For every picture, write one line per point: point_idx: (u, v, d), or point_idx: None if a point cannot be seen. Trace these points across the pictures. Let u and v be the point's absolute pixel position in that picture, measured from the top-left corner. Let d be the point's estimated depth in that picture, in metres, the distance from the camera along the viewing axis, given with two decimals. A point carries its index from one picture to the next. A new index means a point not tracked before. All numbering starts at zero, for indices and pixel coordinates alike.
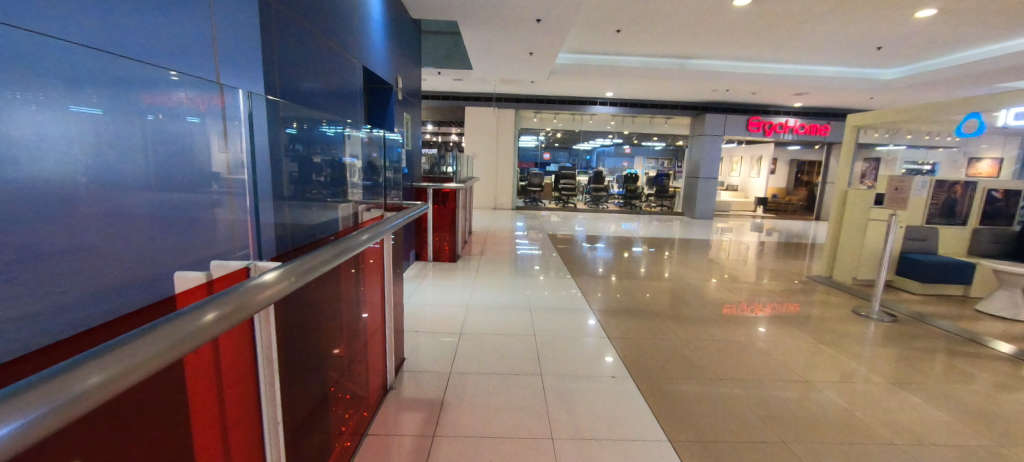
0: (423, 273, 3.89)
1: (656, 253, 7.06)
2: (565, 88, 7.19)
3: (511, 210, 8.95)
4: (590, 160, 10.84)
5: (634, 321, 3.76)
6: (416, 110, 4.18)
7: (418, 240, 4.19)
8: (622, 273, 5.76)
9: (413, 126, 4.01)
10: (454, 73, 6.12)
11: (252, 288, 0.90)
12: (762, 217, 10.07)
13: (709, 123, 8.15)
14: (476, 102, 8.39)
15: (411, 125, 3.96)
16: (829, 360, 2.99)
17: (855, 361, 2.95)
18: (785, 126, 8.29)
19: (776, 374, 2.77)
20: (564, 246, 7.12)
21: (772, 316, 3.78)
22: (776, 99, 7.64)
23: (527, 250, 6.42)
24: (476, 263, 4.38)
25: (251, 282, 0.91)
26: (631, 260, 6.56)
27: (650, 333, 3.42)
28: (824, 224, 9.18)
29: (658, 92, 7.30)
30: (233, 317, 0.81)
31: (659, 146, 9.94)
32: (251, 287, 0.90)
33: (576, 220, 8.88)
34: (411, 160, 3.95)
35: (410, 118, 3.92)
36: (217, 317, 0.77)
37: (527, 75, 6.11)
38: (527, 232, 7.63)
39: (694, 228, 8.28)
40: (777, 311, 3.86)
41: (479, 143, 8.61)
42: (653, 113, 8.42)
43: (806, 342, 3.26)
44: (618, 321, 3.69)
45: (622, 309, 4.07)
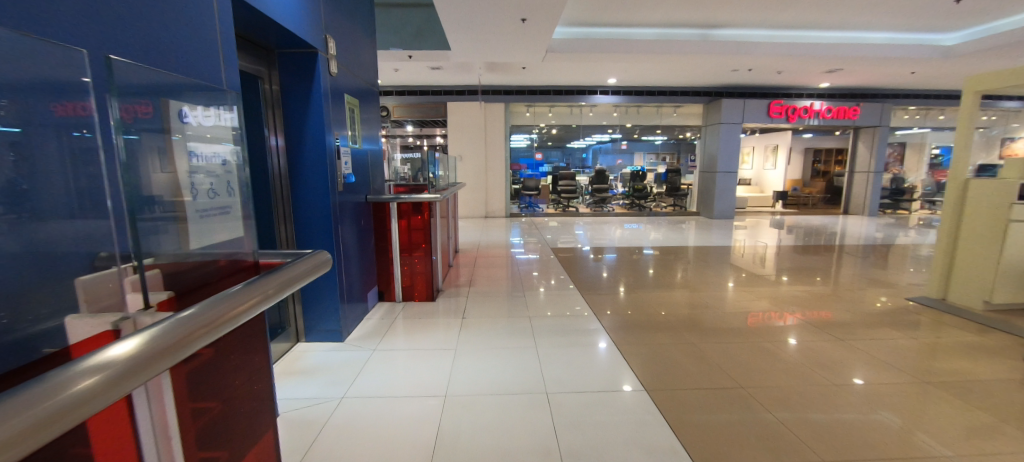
0: (389, 322, 2.63)
1: (677, 261, 6.02)
2: (562, 72, 6.19)
3: (504, 217, 7.88)
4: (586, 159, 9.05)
5: (669, 342, 2.76)
6: (375, 105, 3.04)
7: (380, 271, 2.96)
8: (642, 287, 4.72)
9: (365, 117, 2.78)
10: (429, 58, 5.07)
11: (131, 347, 0.53)
12: (782, 213, 9.09)
13: (726, 110, 7.17)
14: (459, 97, 7.35)
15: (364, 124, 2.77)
16: (952, 407, 2.02)
17: (976, 408, 1.99)
18: (810, 110, 7.33)
19: (865, 429, 1.82)
20: (569, 258, 6.04)
21: (848, 340, 2.78)
22: (801, 80, 6.72)
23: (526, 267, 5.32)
24: (466, 302, 3.13)
25: (127, 340, 0.54)
26: (650, 269, 5.56)
27: (685, 355, 2.56)
28: (854, 218, 8.19)
29: (667, 74, 6.37)
30: (118, 385, 0.50)
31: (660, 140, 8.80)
32: (130, 344, 0.53)
33: (578, 226, 7.85)
34: (365, 172, 2.75)
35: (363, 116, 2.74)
36: (95, 386, 0.48)
37: (518, 57, 5.10)
38: (524, 244, 6.55)
39: (713, 231, 7.28)
40: (851, 334, 2.87)
41: (465, 143, 7.57)
42: (661, 101, 7.45)
43: (909, 378, 2.28)
44: (659, 351, 2.58)
45: (653, 332, 2.98)
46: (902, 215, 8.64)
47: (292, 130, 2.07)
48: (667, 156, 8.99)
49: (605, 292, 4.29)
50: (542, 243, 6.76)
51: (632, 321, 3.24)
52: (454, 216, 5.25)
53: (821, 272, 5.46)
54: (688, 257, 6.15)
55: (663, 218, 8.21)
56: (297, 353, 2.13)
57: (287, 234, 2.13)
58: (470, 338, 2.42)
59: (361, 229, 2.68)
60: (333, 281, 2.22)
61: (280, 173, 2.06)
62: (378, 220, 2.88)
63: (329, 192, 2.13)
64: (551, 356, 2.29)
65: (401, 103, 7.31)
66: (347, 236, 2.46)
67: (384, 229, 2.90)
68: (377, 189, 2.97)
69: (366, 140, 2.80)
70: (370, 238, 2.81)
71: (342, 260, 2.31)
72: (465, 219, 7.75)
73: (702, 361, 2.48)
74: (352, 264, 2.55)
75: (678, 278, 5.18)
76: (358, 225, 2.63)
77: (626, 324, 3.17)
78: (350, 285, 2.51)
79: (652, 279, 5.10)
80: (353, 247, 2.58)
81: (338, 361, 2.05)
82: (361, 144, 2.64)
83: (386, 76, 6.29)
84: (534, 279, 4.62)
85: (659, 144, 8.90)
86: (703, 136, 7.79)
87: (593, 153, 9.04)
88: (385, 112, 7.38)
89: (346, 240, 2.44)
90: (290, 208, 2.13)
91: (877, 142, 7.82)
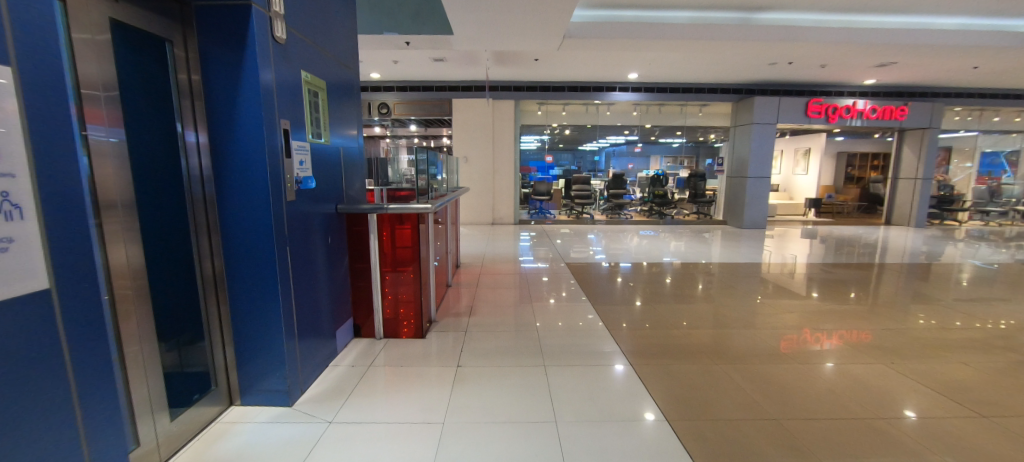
0: (363, 369, 2.02)
1: (706, 275, 5.36)
2: (579, 64, 5.60)
3: (513, 224, 7.29)
4: (598, 162, 8.24)
5: (733, 405, 2.09)
6: (356, 92, 2.45)
7: (354, 295, 2.34)
8: (671, 307, 4.09)
9: (339, 106, 2.18)
10: (429, 46, 4.49)
11: None
12: (815, 222, 8.35)
13: (759, 108, 6.50)
14: (466, 93, 6.78)
15: (338, 115, 2.16)
16: None
17: None
18: (852, 110, 6.63)
19: None
20: (584, 270, 5.43)
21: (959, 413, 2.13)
22: (845, 75, 6.04)
23: (536, 281, 4.73)
24: (466, 338, 2.50)
25: None
26: (677, 285, 4.91)
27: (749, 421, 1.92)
28: (898, 229, 7.43)
29: (696, 67, 5.75)
30: None
31: (678, 142, 7.94)
32: None
33: (593, 235, 7.23)
34: (338, 176, 2.14)
35: (336, 104, 2.13)
36: None
37: (530, 46, 4.52)
38: (534, 255, 5.96)
39: (743, 242, 6.60)
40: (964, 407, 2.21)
41: (471, 143, 7.01)
42: (686, 99, 6.80)
43: None
44: (720, 418, 1.92)
45: (702, 386, 2.31)
46: (950, 226, 7.87)
47: (219, 119, 1.50)
48: (686, 159, 8.03)
49: (629, 317, 3.66)
50: (555, 253, 6.17)
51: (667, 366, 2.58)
52: (455, 225, 4.64)
53: (873, 290, 4.78)
54: (719, 272, 5.49)
55: (686, 227, 7.55)
56: (223, 427, 1.55)
57: (214, 261, 1.56)
58: (466, 404, 1.80)
59: (330, 247, 2.08)
60: (277, 323, 1.62)
61: (200, 178, 1.50)
62: (354, 234, 2.27)
63: (267, 205, 1.52)
64: (577, 434, 1.65)
65: (402, 99, 6.73)
66: (308, 259, 1.86)
67: (363, 242, 2.29)
68: (356, 195, 2.36)
69: (340, 136, 2.19)
70: (343, 258, 2.21)
71: (295, 293, 1.71)
72: (470, 225, 7.17)
73: (772, 432, 1.84)
74: (315, 294, 1.94)
75: (711, 294, 4.55)
76: (325, 243, 2.03)
77: (663, 372, 2.50)
78: (313, 323, 1.91)
79: (682, 297, 4.46)
80: (319, 273, 1.97)
81: (276, 443, 1.46)
82: (331, 140, 2.04)
83: (386, 68, 5.74)
84: (546, 299, 4.00)
85: (676, 147, 7.98)
86: (732, 138, 7.11)
87: (606, 156, 8.20)
88: (385, 109, 6.78)
89: (306, 264, 1.83)
90: (218, 224, 1.55)
91: (925, 145, 7.09)
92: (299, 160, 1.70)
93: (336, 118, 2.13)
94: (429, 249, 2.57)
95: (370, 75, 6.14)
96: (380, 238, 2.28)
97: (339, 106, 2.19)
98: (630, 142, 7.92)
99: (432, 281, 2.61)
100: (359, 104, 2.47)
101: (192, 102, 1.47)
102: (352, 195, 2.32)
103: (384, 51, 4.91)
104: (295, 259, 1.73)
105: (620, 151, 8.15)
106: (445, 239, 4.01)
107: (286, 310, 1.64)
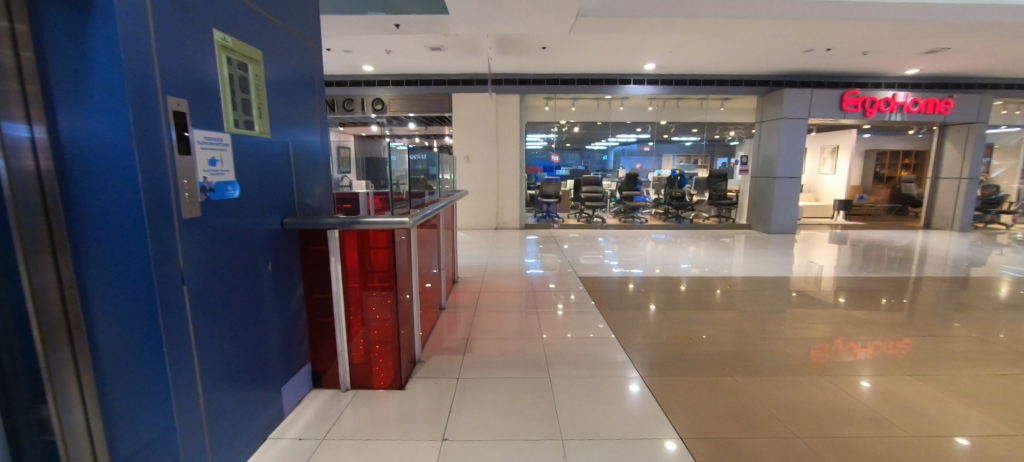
0: (316, 443, 1.51)
1: (735, 287, 4.77)
2: (592, 50, 5.03)
3: (518, 229, 6.74)
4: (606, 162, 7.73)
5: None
6: (319, 75, 1.92)
7: (314, 333, 1.81)
8: (703, 324, 3.52)
9: (289, 90, 1.65)
10: (424, 30, 3.97)
11: None
12: (846, 226, 7.71)
13: (790, 102, 5.91)
14: (467, 87, 6.24)
15: (287, 100, 1.63)
16: None
17: None
18: (892, 103, 6.04)
19: None
20: (597, 281, 4.87)
21: None
22: (888, 64, 5.43)
23: (544, 295, 4.18)
24: (459, 387, 1.96)
25: None
26: (705, 298, 4.32)
27: None
28: (939, 233, 6.78)
29: (722, 54, 5.18)
30: None
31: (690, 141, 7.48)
32: None
33: (604, 241, 6.66)
34: (286, 181, 1.61)
35: (283, 86, 1.60)
36: None
37: (538, 29, 3.97)
38: (542, 264, 5.40)
39: (771, 248, 6.01)
40: None
41: (473, 141, 6.46)
42: (708, 92, 6.22)
43: None
44: None
45: (753, 443, 1.77)
46: (996, 229, 7.20)
47: (70, 98, 0.95)
48: (698, 159, 7.52)
49: (645, 334, 3.16)
50: (564, 261, 5.62)
51: (712, 410, 2.03)
52: (451, 234, 4.09)
53: (931, 304, 4.18)
54: (749, 282, 4.90)
55: (706, 231, 6.96)
56: None
57: (75, 317, 0.98)
58: None
59: (272, 276, 1.55)
60: (163, 394, 1.12)
61: (39, 188, 0.91)
62: (311, 253, 1.73)
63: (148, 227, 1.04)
64: None
65: (398, 95, 6.20)
66: (232, 294, 1.33)
67: (324, 265, 1.75)
68: (317, 205, 1.82)
69: (290, 129, 1.66)
70: (294, 287, 1.68)
71: (199, 346, 1.20)
72: (472, 231, 6.62)
73: None
74: (246, 342, 1.41)
75: (745, 309, 3.97)
76: (264, 271, 1.50)
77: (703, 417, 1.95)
78: (240, 382, 1.38)
79: (711, 311, 3.89)
80: (253, 312, 1.44)
81: None
82: (272, 133, 1.51)
83: (379, 60, 5.23)
84: (555, 319, 3.44)
85: (689, 145, 7.48)
86: (758, 134, 6.50)
87: (615, 156, 7.65)
88: (380, 105, 6.23)
89: (227, 302, 1.31)
90: (73, 258, 0.98)
91: (971, 141, 6.45)
92: (207, 158, 1.19)
93: (283, 104, 1.60)
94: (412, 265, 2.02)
95: (362, 68, 5.62)
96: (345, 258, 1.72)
97: (291, 90, 1.66)
98: (641, 140, 7.35)
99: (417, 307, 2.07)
100: (322, 90, 1.94)
101: (21, 76, 0.88)
102: (310, 204, 1.78)
103: (375, 37, 4.41)
104: (202, 297, 1.21)
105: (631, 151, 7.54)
106: (438, 250, 3.45)
107: (178, 373, 1.13)
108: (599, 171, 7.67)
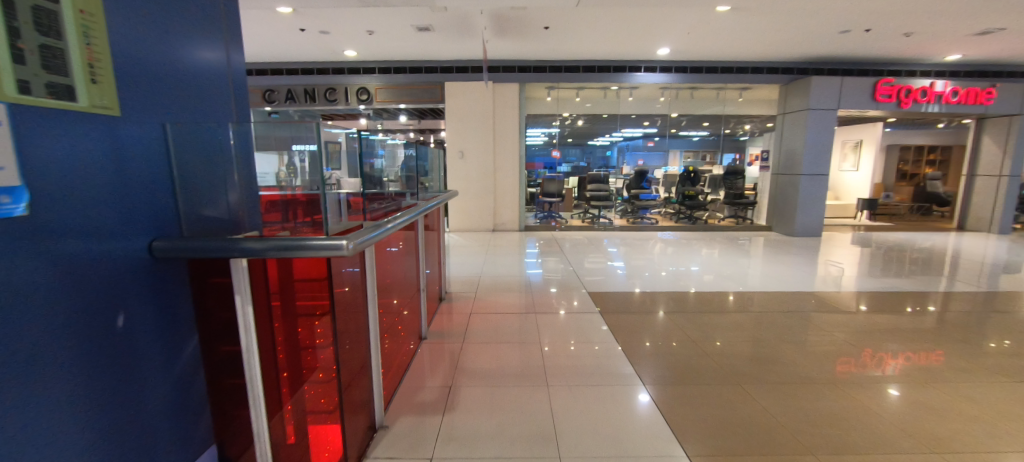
0: None
1: (761, 296, 4.24)
2: (601, 31, 4.47)
3: (517, 231, 6.20)
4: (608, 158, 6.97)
5: None
6: (234, 61, 1.43)
7: (219, 401, 1.25)
8: (735, 349, 2.99)
9: (166, 57, 1.12)
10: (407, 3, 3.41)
11: None
12: (870, 226, 7.17)
13: (818, 90, 5.35)
14: (461, 75, 5.67)
15: (161, 74, 1.11)
16: None
17: None
18: (929, 93, 5.49)
19: None
20: (606, 291, 4.32)
21: None
22: (930, 48, 4.88)
23: (546, 310, 3.64)
24: None
25: None
26: (732, 312, 3.76)
27: None
28: (975, 235, 6.24)
29: (746, 36, 4.63)
30: None
31: (698, 135, 6.79)
32: None
33: (611, 243, 6.12)
34: (160, 188, 1.07)
35: (155, 54, 1.09)
36: None
37: (541, 2, 3.41)
38: (543, 271, 4.86)
39: (795, 252, 5.47)
40: None
41: (468, 135, 5.91)
42: (726, 81, 5.66)
43: None
44: None
45: None
46: None
47: None
48: (707, 154, 6.85)
49: (671, 369, 2.61)
50: (568, 266, 5.10)
51: None
52: (438, 238, 3.52)
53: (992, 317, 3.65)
54: (775, 290, 4.38)
55: (721, 233, 6.41)
56: None
57: None
58: None
59: (131, 334, 0.99)
60: None
61: None
62: (210, 289, 1.18)
63: None
64: None
65: (386, 84, 5.64)
66: (27, 380, 0.78)
67: (233, 305, 1.20)
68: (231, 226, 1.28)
69: (171, 116, 1.13)
70: (176, 344, 1.12)
71: None
72: (467, 233, 6.07)
73: None
74: (68, 450, 0.86)
75: (780, 328, 3.44)
76: (112, 328, 0.95)
77: None
78: None
79: (742, 330, 3.35)
80: (88, 396, 0.90)
81: None
82: (118, 112, 0.97)
83: (361, 41, 4.66)
84: (560, 342, 2.90)
85: (696, 140, 6.80)
86: (780, 127, 5.93)
87: (618, 151, 6.98)
88: (365, 95, 5.68)
89: (12, 396, 0.76)
90: None
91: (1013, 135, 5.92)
92: None
93: (154, 81, 1.08)
94: (365, 286, 1.48)
95: (344, 52, 5.07)
96: (254, 285, 1.15)
97: (173, 64, 1.15)
98: (647, 135, 6.81)
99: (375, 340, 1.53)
100: (239, 83, 1.45)
101: None
102: (216, 222, 1.23)
103: (353, 13, 3.86)
104: None
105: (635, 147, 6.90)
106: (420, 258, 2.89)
107: None
108: (601, 168, 6.93)
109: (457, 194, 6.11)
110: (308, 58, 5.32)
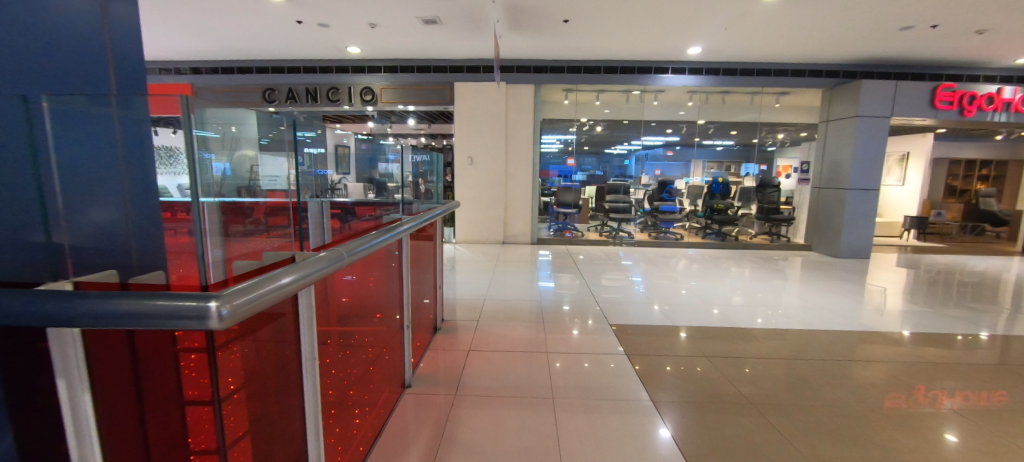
0: None
1: (808, 326, 3.69)
2: (627, 27, 4.04)
3: (529, 244, 5.75)
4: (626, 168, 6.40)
5: None
6: (114, 27, 1.06)
7: None
8: (788, 400, 2.48)
9: None
10: None
11: None
12: (919, 247, 6.50)
13: (868, 96, 4.80)
14: (472, 75, 5.29)
15: None
16: None
17: None
18: (997, 100, 4.88)
19: None
20: (628, 315, 3.83)
21: None
22: (1003, 49, 4.30)
23: (560, 339, 3.18)
24: None
25: None
26: (777, 345, 3.24)
27: None
28: None
29: (791, 33, 4.12)
30: None
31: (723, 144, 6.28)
32: None
33: (631, 260, 5.62)
34: None
35: None
36: None
37: None
38: (557, 289, 4.40)
39: (839, 276, 4.89)
40: None
41: (478, 139, 5.51)
42: (762, 84, 5.15)
43: None
44: None
45: None
46: None
47: None
48: (731, 165, 6.28)
49: (711, 432, 2.13)
50: (584, 283, 4.63)
51: None
52: (436, 254, 3.07)
53: None
54: (822, 320, 3.83)
55: (753, 251, 5.85)
56: None
57: None
58: None
59: None
60: None
61: None
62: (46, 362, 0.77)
63: None
64: None
65: (392, 83, 5.29)
66: None
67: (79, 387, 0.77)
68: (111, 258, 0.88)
69: None
70: None
71: None
72: (475, 246, 5.64)
73: None
74: None
75: (838, 370, 2.89)
76: None
77: None
78: None
79: (792, 371, 2.84)
80: None
81: None
82: None
83: (364, 36, 4.31)
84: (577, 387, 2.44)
85: (721, 150, 6.25)
86: (822, 137, 5.38)
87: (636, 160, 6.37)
88: (370, 95, 5.33)
89: None
90: None
91: None
92: None
93: None
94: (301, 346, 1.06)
95: (348, 49, 4.74)
96: (96, 363, 0.73)
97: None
98: (668, 143, 6.32)
99: (314, 413, 1.11)
100: (121, 57, 1.08)
101: None
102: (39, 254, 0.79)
103: (352, 3, 3.50)
104: None
105: (654, 156, 6.30)
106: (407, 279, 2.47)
107: None
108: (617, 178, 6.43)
109: (466, 203, 5.70)
110: (310, 55, 5.00)
